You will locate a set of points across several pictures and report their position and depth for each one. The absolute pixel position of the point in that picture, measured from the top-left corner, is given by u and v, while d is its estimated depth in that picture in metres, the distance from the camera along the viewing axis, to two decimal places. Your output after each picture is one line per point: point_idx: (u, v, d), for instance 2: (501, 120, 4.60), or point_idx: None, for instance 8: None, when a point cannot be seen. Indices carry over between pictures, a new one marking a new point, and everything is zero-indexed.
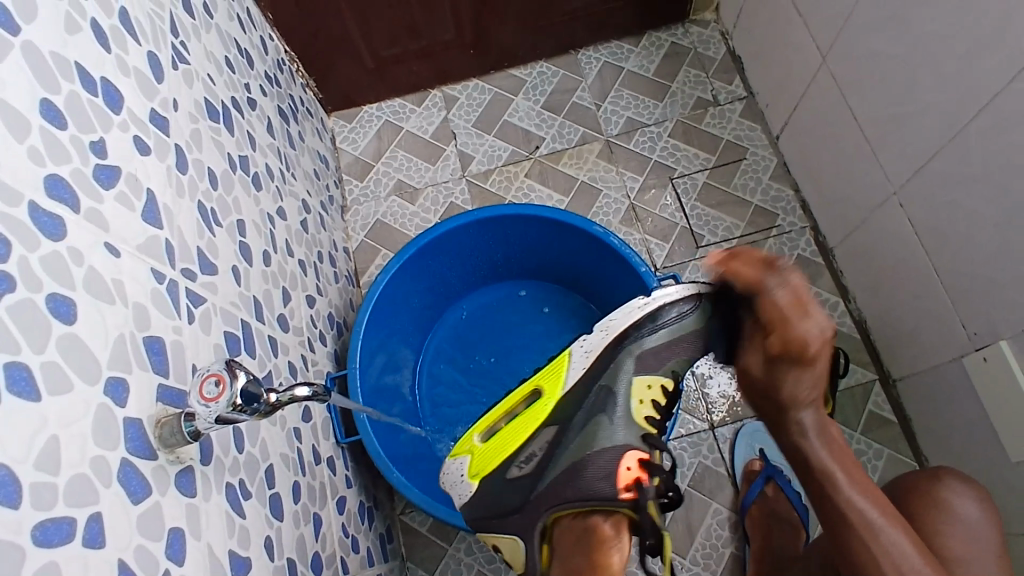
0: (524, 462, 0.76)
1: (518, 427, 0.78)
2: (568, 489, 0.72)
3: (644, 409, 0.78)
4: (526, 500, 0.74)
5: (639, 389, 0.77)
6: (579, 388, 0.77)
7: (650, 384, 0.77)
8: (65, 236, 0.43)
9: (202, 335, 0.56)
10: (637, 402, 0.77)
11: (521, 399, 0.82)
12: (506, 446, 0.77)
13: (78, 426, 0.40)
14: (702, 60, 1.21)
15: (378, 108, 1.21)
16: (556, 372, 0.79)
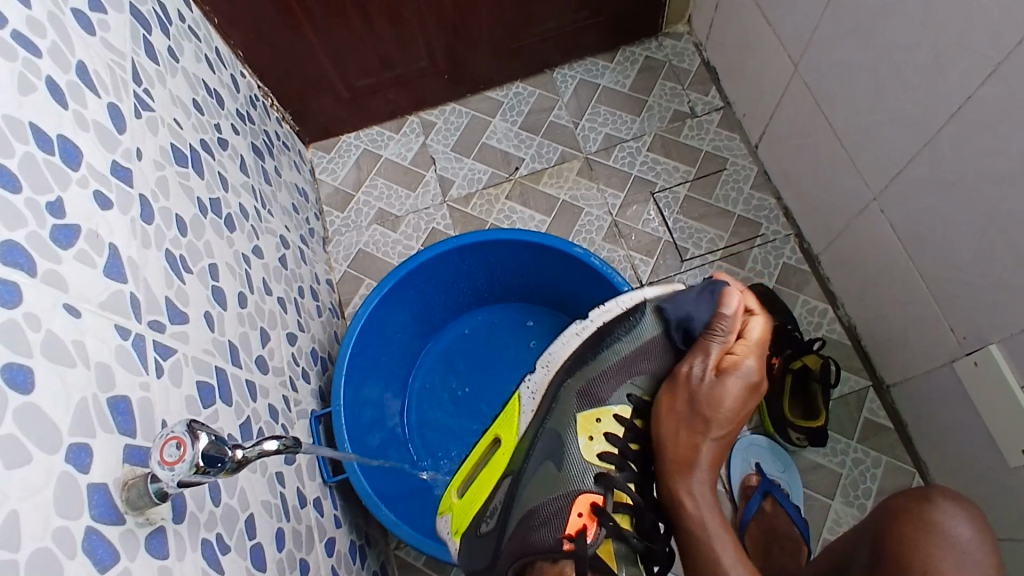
0: (491, 516, 0.77)
1: (486, 477, 0.82)
2: (530, 538, 0.71)
3: (597, 444, 0.77)
4: (494, 557, 0.73)
5: (587, 424, 0.77)
6: (530, 432, 0.80)
7: (598, 417, 0.77)
8: (22, 301, 0.42)
9: (173, 387, 0.55)
10: (585, 439, 0.77)
11: (485, 448, 0.86)
12: (479, 499, 0.80)
13: (38, 498, 0.39)
14: (677, 73, 1.21)
15: (356, 137, 1.21)
16: (511, 420, 0.84)
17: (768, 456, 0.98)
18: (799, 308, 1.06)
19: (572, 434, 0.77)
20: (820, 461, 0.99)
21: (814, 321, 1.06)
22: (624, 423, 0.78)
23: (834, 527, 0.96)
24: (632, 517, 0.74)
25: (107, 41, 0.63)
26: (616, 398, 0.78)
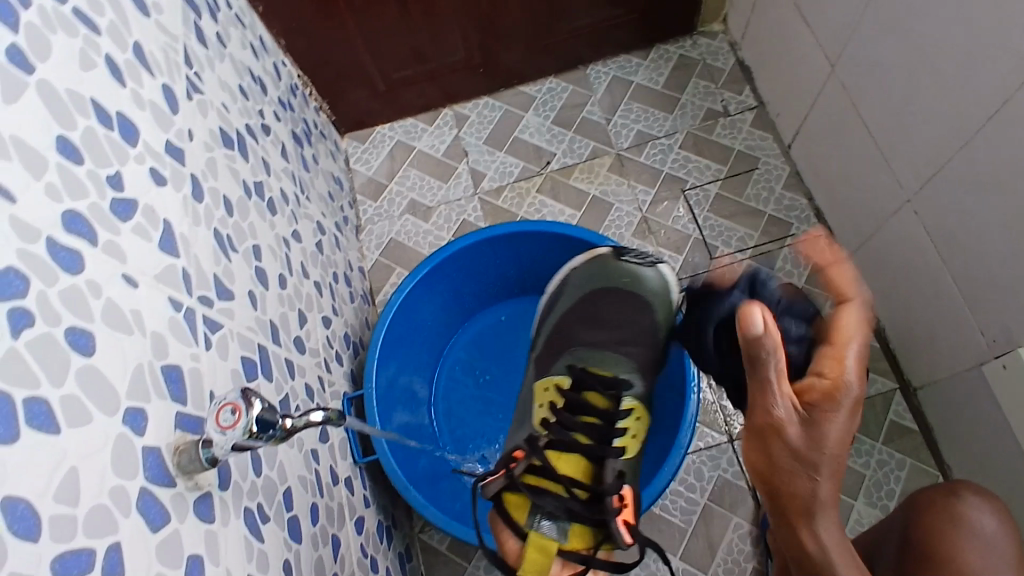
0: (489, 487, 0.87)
1: None
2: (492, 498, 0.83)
3: (543, 411, 0.84)
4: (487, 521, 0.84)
5: (540, 395, 0.86)
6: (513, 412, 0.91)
7: (545, 386, 0.86)
8: (83, 269, 0.44)
9: (219, 360, 0.57)
10: (536, 407, 0.85)
11: None
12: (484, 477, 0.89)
13: (97, 458, 0.40)
14: (711, 72, 1.22)
15: (390, 128, 1.23)
16: None
17: None
18: (828, 309, 1.06)
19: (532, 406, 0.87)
20: (844, 462, 0.99)
21: None
22: (561, 391, 0.84)
23: (857, 528, 0.96)
24: (554, 478, 0.76)
25: (160, 24, 0.65)
26: (556, 368, 0.87)
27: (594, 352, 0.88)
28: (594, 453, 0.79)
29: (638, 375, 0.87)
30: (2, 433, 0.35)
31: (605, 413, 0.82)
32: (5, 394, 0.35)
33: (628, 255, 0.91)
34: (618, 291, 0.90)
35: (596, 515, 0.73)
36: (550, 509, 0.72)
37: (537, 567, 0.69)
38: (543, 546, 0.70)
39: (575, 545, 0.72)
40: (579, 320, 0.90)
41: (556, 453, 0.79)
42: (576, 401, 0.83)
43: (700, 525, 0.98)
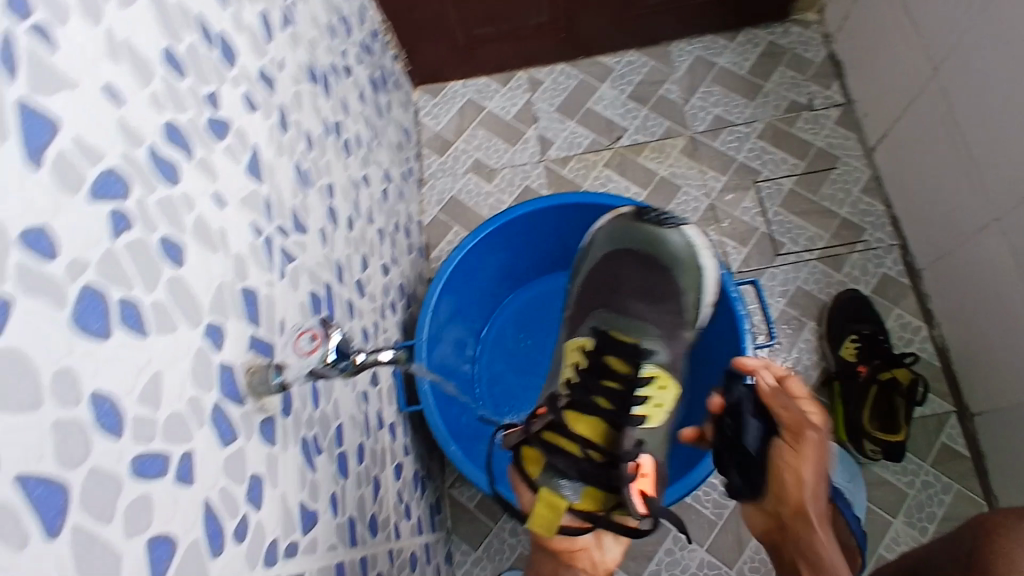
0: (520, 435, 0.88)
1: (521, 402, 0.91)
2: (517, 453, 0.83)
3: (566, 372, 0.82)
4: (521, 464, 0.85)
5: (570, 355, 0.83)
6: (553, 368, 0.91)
7: (571, 348, 0.84)
8: (179, 181, 0.44)
9: (291, 291, 0.58)
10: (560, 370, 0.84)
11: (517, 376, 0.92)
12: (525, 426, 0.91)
13: (179, 366, 0.40)
14: (799, 62, 1.18)
15: (463, 85, 1.21)
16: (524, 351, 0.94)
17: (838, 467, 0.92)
18: (891, 322, 1.03)
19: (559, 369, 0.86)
20: (888, 478, 0.97)
21: (906, 337, 1.02)
22: (583, 353, 0.81)
23: (891, 546, 0.94)
24: (569, 436, 0.71)
25: None
26: (584, 329, 0.85)
27: (623, 318, 0.84)
28: (614, 418, 0.74)
29: (659, 340, 0.83)
30: (98, 328, 0.35)
31: (628, 378, 0.78)
32: (100, 292, 0.35)
33: (649, 216, 0.87)
34: (645, 256, 0.86)
35: (611, 480, 0.68)
36: (562, 467, 0.69)
37: (546, 525, 0.67)
38: (553, 504, 0.67)
39: (588, 507, 0.68)
40: (601, 287, 0.87)
41: (573, 413, 0.74)
42: (594, 364, 0.79)
43: (730, 520, 0.97)
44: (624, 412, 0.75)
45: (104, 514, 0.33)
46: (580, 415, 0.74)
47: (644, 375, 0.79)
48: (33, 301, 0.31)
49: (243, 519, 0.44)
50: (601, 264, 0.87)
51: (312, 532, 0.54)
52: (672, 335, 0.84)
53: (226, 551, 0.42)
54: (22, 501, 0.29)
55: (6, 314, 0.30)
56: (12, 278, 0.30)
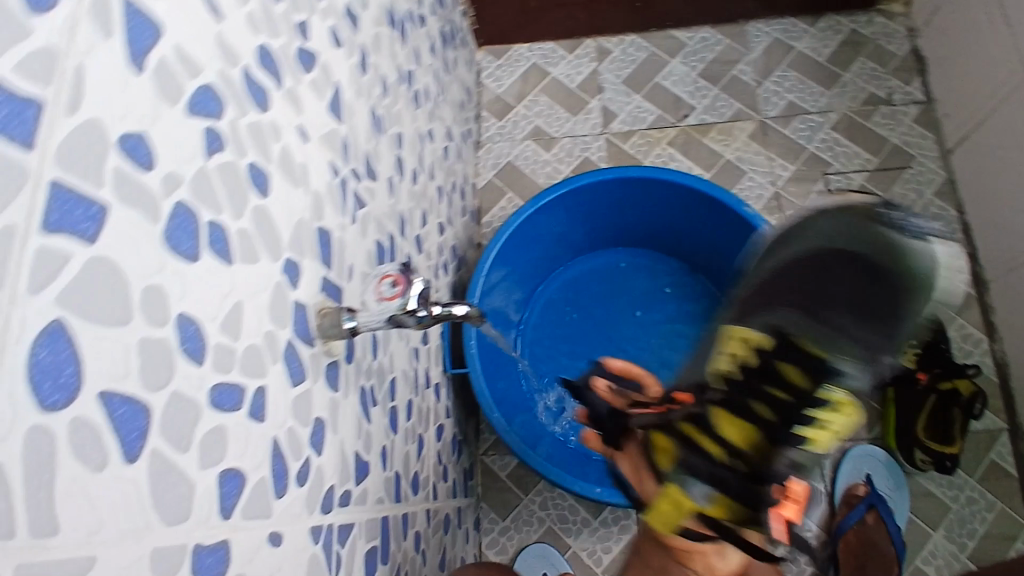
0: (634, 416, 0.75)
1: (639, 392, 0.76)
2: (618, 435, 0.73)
3: (722, 363, 0.61)
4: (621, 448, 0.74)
5: (727, 343, 0.62)
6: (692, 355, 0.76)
7: (738, 336, 0.62)
8: (269, 108, 0.42)
9: (360, 238, 0.56)
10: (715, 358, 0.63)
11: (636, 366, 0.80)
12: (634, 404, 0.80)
13: (258, 299, 0.39)
14: (881, 54, 1.12)
15: (528, 49, 1.18)
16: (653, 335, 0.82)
17: (882, 471, 0.94)
18: (952, 331, 0.99)
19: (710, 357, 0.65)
20: (933, 491, 0.94)
21: (965, 348, 0.99)
22: (756, 349, 0.59)
23: (928, 559, 0.92)
24: (715, 437, 0.57)
25: None
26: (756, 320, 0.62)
27: (814, 325, 0.60)
28: (774, 432, 0.56)
29: (862, 367, 0.59)
30: (188, 249, 0.33)
31: (802, 393, 0.56)
32: (191, 211, 0.33)
33: (886, 219, 0.66)
34: (869, 258, 0.64)
35: (751, 495, 0.57)
36: (698, 470, 0.58)
37: (666, 520, 0.61)
38: (676, 501, 0.60)
39: (718, 515, 0.59)
40: (795, 278, 0.66)
41: (722, 412, 0.57)
42: (765, 363, 0.58)
43: None
44: (784, 428, 0.56)
45: (182, 442, 0.31)
46: (732, 414, 0.57)
47: (826, 397, 0.57)
48: (128, 211, 0.29)
49: (305, 462, 0.43)
50: (801, 257, 0.67)
51: (364, 483, 0.53)
52: (875, 360, 0.60)
53: (289, 492, 0.41)
54: (106, 420, 0.27)
55: (102, 221, 0.28)
56: (110, 184, 0.28)
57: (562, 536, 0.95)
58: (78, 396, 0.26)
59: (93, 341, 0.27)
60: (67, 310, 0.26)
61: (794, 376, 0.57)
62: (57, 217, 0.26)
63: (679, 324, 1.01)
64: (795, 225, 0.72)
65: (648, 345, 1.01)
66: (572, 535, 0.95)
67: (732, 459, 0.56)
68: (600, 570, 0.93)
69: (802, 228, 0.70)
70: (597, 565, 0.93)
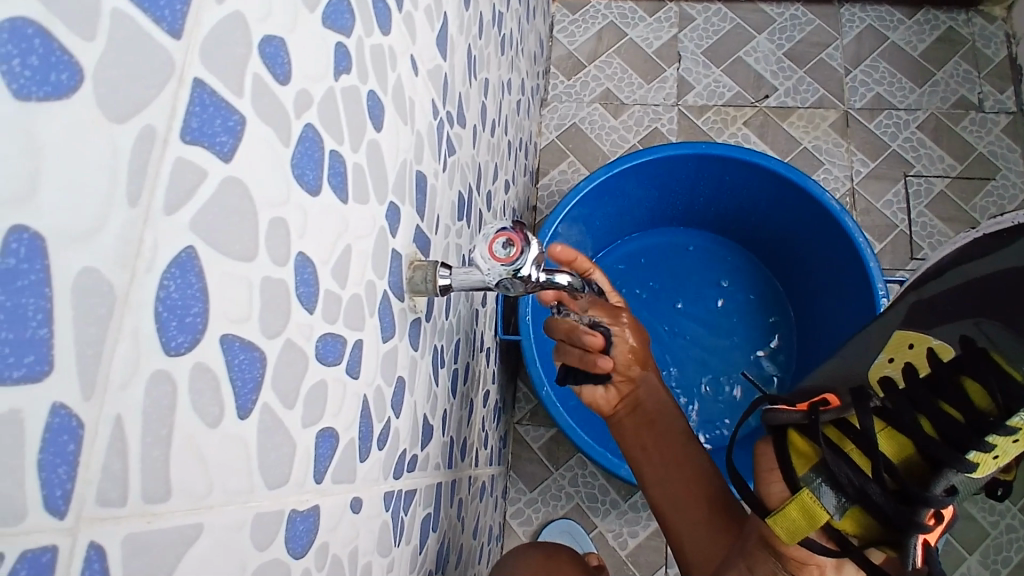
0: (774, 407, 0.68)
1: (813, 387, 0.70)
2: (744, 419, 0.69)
3: (888, 368, 0.63)
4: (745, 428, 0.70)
5: (896, 347, 0.65)
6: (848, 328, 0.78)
7: (912, 343, 0.64)
8: (389, 31, 0.38)
9: (448, 187, 0.52)
10: (885, 359, 0.65)
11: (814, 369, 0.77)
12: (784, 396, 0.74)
13: (364, 244, 0.35)
14: (977, 57, 1.06)
15: (607, 7, 1.11)
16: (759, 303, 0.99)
17: None
18: None
19: (881, 352, 0.66)
20: (975, 515, 0.92)
21: None
22: (934, 360, 0.59)
23: None
24: (865, 450, 0.55)
25: None
26: (942, 330, 0.62)
27: (1019, 345, 0.56)
28: (935, 452, 0.53)
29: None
30: (310, 181, 0.29)
31: (979, 415, 0.53)
32: (317, 138, 0.30)
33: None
34: None
35: (896, 515, 0.52)
36: (843, 478, 0.54)
37: (792, 529, 0.55)
38: (809, 510, 0.54)
39: (846, 529, 0.55)
40: (1009, 286, 0.61)
41: (882, 424, 0.56)
42: (942, 377, 0.57)
43: None
44: (953, 451, 0.53)
45: (289, 398, 0.28)
46: (889, 427, 0.56)
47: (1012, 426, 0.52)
48: (262, 128, 0.25)
49: (385, 424, 0.40)
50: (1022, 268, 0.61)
51: (427, 448, 0.50)
52: None
53: (370, 456, 0.38)
54: (224, 366, 0.24)
55: (237, 136, 0.24)
56: (249, 94, 0.24)
57: (589, 515, 0.93)
58: (202, 338, 0.22)
59: (219, 275, 0.23)
60: (199, 236, 0.22)
61: (974, 395, 0.55)
62: (197, 124, 0.22)
63: (734, 314, 0.98)
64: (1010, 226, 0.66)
65: (702, 330, 0.97)
66: (599, 515, 0.93)
67: (879, 473, 0.54)
68: (623, 553, 0.91)
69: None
70: (621, 547, 0.91)
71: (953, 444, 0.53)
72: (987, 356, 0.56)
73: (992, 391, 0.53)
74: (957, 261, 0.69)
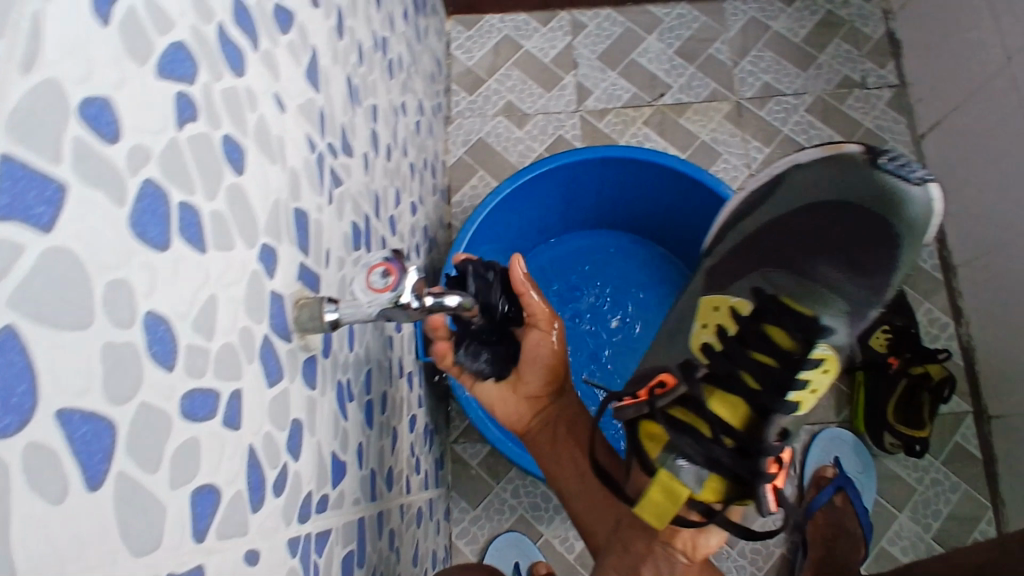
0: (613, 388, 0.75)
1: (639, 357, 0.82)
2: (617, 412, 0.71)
3: (705, 333, 0.75)
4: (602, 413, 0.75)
5: (704, 313, 0.77)
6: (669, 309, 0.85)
7: (717, 305, 0.77)
8: (244, 72, 0.37)
9: (337, 220, 0.51)
10: (698, 326, 0.76)
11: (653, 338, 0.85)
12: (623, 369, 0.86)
13: (235, 290, 0.35)
14: (857, 37, 1.11)
15: (500, 20, 1.13)
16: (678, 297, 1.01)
17: (849, 452, 0.96)
18: (921, 315, 1.01)
19: (693, 321, 0.78)
20: (899, 473, 0.97)
21: (933, 333, 1.01)
22: (737, 317, 0.74)
23: (893, 539, 0.94)
24: (703, 417, 0.64)
25: None
26: (736, 288, 0.77)
27: (800, 284, 0.74)
28: (762, 399, 0.67)
29: (844, 319, 0.74)
30: (156, 237, 0.29)
31: (781, 354, 0.70)
32: (160, 192, 0.29)
33: (886, 165, 0.76)
34: (839, 204, 0.76)
35: (743, 471, 0.61)
36: (689, 451, 0.62)
37: (659, 512, 0.60)
38: (672, 490, 0.59)
39: (709, 498, 0.62)
40: (777, 238, 0.78)
41: (714, 391, 0.67)
42: (749, 329, 0.72)
43: None
44: (773, 393, 0.67)
45: (151, 461, 0.28)
46: (720, 392, 0.67)
47: (815, 357, 0.70)
48: (90, 192, 0.25)
49: (282, 469, 0.40)
50: (787, 214, 0.79)
51: (340, 485, 0.50)
52: (856, 311, 0.74)
53: (265, 504, 0.37)
54: (65, 441, 0.23)
55: (60, 205, 0.23)
56: (69, 160, 0.24)
57: (534, 524, 0.93)
58: (32, 418, 0.22)
59: (51, 348, 0.23)
60: (20, 313, 0.21)
61: (780, 340, 0.71)
62: (6, 199, 0.21)
63: (655, 310, 1.00)
64: (772, 176, 0.82)
65: (624, 329, 0.99)
66: (544, 522, 0.93)
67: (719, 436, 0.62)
68: (572, 557, 0.92)
69: (788, 178, 0.81)
70: (569, 552, 0.92)
71: (775, 387, 0.68)
72: (778, 301, 0.73)
73: (792, 333, 0.71)
74: (737, 219, 0.83)
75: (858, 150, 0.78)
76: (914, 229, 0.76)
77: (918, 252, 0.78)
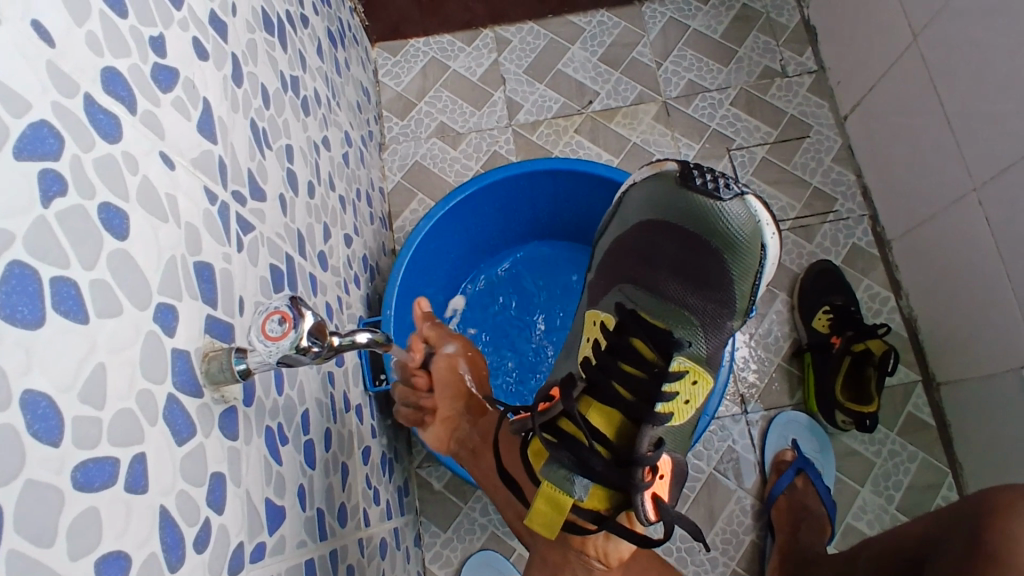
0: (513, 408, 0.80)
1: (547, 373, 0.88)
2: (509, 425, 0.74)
3: (588, 348, 0.79)
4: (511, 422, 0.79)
5: (589, 327, 0.81)
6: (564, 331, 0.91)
7: (595, 320, 0.80)
8: (121, 138, 0.37)
9: (250, 266, 0.52)
10: (585, 341, 0.81)
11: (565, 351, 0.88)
12: None
13: (128, 354, 0.35)
14: (773, 27, 1.14)
15: (425, 43, 1.14)
16: None
17: (806, 434, 0.98)
18: (861, 292, 1.04)
19: (581, 336, 0.82)
20: (856, 448, 0.99)
21: (874, 308, 1.03)
22: (604, 331, 0.77)
23: (859, 514, 0.96)
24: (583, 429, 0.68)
25: None
26: (605, 303, 0.80)
27: (654, 300, 0.78)
28: (631, 409, 0.69)
29: (699, 333, 0.77)
30: (28, 315, 0.29)
31: (649, 364, 0.73)
32: (30, 270, 0.29)
33: (696, 183, 0.77)
34: (667, 226, 0.78)
35: (620, 479, 0.64)
36: (568, 462, 0.64)
37: (546, 523, 0.64)
38: (555, 500, 0.64)
39: (594, 505, 0.64)
40: (623, 255, 0.81)
41: (594, 404, 0.70)
42: (617, 342, 0.75)
43: (703, 492, 0.97)
44: (643, 402, 0.70)
45: (44, 537, 0.28)
46: (598, 403, 0.70)
47: (674, 369, 0.73)
48: None
49: (203, 524, 0.40)
50: (628, 232, 0.82)
51: (279, 530, 0.50)
52: (710, 321, 0.78)
53: (186, 562, 0.37)
54: None
55: None
56: None
57: (505, 540, 0.93)
58: None
59: None
60: None
61: (645, 352, 0.74)
62: None
63: None
64: (618, 198, 0.86)
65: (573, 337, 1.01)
66: (515, 537, 0.93)
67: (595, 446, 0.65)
68: None
69: (625, 199, 0.84)
70: None
71: (643, 398, 0.71)
72: (638, 314, 0.77)
73: (651, 343, 0.74)
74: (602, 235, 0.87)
75: (675, 166, 0.80)
76: (738, 242, 0.77)
77: (753, 261, 0.78)
